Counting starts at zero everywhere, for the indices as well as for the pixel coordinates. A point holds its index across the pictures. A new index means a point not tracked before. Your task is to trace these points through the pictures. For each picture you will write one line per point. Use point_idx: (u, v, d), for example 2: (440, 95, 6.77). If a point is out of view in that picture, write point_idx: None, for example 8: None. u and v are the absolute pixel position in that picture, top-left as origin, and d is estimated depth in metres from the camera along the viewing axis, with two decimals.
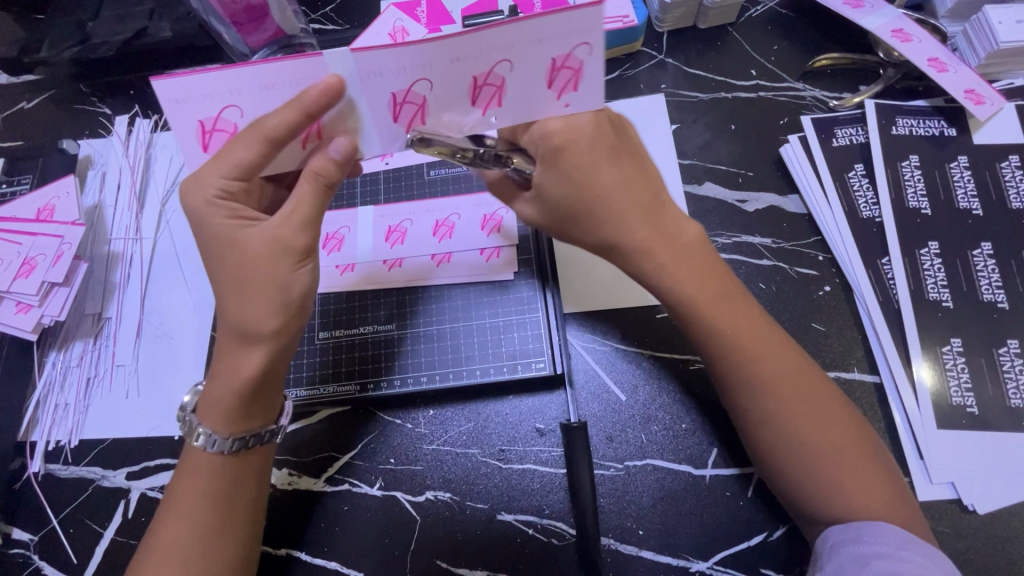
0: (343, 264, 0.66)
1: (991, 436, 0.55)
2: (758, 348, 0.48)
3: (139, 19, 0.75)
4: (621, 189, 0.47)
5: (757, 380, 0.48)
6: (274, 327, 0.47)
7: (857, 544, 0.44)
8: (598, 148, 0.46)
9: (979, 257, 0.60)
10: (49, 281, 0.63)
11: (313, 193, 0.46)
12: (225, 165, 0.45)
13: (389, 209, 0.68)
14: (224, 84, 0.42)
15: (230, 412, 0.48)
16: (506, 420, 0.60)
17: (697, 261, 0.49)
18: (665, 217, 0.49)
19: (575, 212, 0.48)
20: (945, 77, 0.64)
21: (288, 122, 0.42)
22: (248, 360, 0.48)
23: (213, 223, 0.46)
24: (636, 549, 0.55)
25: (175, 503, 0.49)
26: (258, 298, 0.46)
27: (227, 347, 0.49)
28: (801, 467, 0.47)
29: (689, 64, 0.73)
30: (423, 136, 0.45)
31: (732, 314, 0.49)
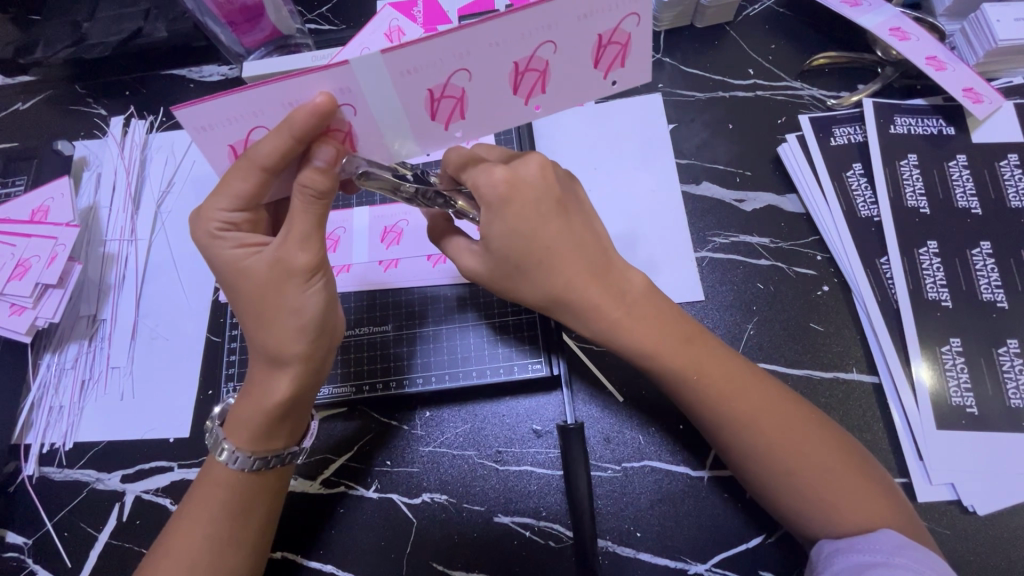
0: (339, 265, 0.65)
1: (990, 437, 0.54)
2: (730, 388, 0.48)
3: (135, 20, 0.75)
4: (567, 241, 0.48)
5: (732, 421, 0.48)
6: (299, 351, 0.47)
7: (851, 552, 0.44)
8: (544, 201, 0.48)
9: (978, 257, 0.60)
10: (43, 283, 0.62)
11: (303, 208, 0.45)
12: (224, 198, 0.46)
13: (385, 210, 0.67)
14: (244, 108, 0.43)
15: (252, 432, 0.48)
16: (503, 421, 0.60)
17: (649, 310, 0.50)
18: (614, 270, 0.50)
19: (521, 264, 0.48)
20: (944, 76, 0.64)
21: (276, 148, 0.43)
22: (276, 383, 0.48)
23: (218, 251, 0.47)
24: (634, 551, 0.55)
25: (191, 512, 0.49)
26: (271, 317, 0.47)
27: (259, 367, 0.49)
28: (793, 494, 0.47)
29: (687, 63, 0.73)
30: (365, 172, 0.46)
31: (699, 357, 0.49)
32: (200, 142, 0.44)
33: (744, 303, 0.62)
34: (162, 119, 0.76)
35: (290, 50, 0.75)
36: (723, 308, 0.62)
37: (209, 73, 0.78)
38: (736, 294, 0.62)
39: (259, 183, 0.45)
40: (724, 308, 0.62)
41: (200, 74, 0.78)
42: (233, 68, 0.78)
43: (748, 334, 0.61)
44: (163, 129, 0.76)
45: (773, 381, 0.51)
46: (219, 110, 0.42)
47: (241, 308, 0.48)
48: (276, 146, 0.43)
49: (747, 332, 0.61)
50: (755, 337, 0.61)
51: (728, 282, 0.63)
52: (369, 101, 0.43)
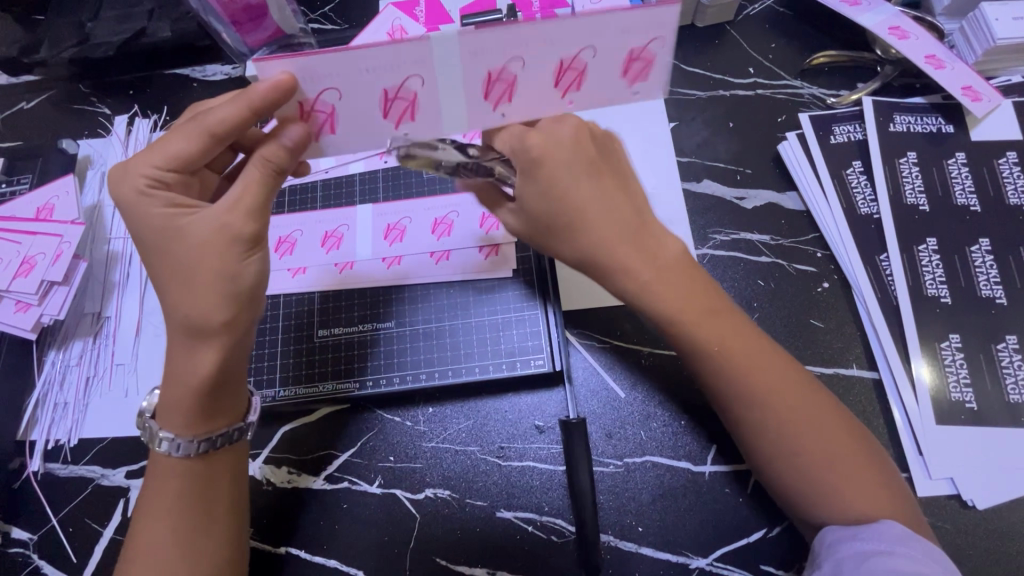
0: (343, 262, 0.66)
1: (990, 431, 0.55)
2: (748, 363, 0.48)
3: (139, 20, 0.75)
4: (602, 203, 0.48)
5: (748, 395, 0.48)
6: (223, 322, 0.46)
7: (853, 542, 0.44)
8: (577, 162, 0.47)
9: (977, 253, 0.60)
10: (49, 280, 0.63)
11: (261, 180, 0.46)
12: (157, 155, 0.46)
13: (388, 207, 0.68)
14: (322, 67, 0.42)
15: (188, 413, 0.48)
16: (505, 417, 0.61)
17: (680, 276, 0.48)
18: (648, 236, 0.49)
19: (553, 225, 0.48)
20: (942, 74, 0.64)
21: (237, 116, 0.44)
22: (201, 360, 0.47)
23: (148, 211, 0.46)
24: (636, 546, 0.55)
25: (151, 506, 0.49)
26: (200, 286, 0.45)
27: (176, 340, 0.48)
28: (798, 479, 0.47)
29: (687, 62, 0.73)
30: (409, 152, 0.47)
31: (725, 331, 0.49)
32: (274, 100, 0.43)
33: (745, 300, 0.63)
34: (165, 118, 0.76)
35: (293, 50, 0.76)
36: None
37: (212, 72, 0.78)
38: (737, 291, 0.63)
39: (202, 148, 0.46)
40: None
41: (203, 74, 0.79)
42: (236, 68, 0.78)
43: None
44: (166, 128, 0.76)
45: (794, 363, 0.50)
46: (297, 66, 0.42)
47: (164, 282, 0.47)
48: (236, 116, 0.44)
49: None
50: None
51: (729, 279, 0.63)
52: (349, 88, 0.43)
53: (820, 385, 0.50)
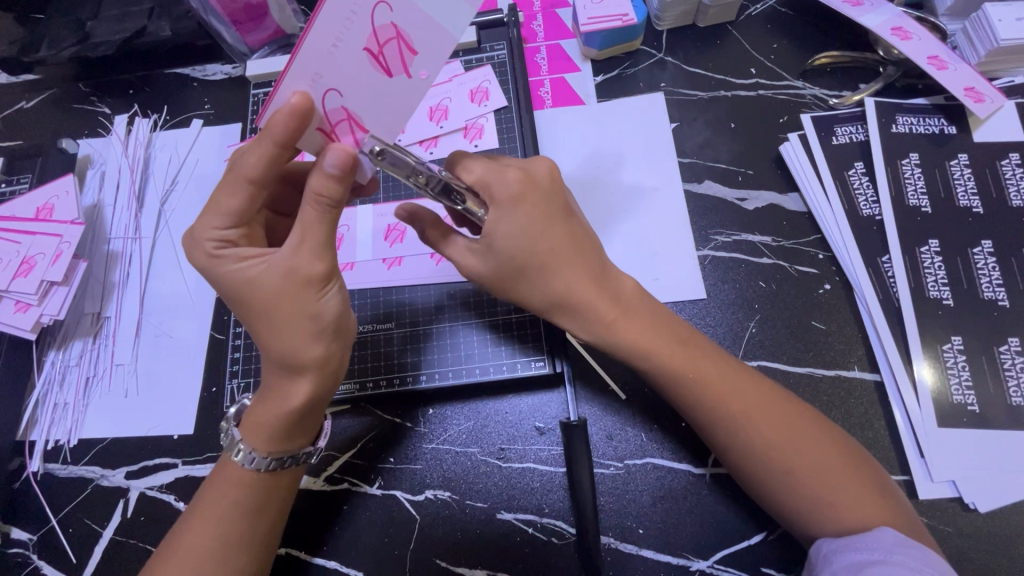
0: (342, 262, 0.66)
1: (991, 434, 0.55)
2: (719, 377, 0.49)
3: (139, 19, 0.75)
4: (571, 245, 0.50)
5: (724, 416, 0.48)
6: (318, 356, 0.47)
7: (848, 551, 0.44)
8: (552, 204, 0.50)
9: (979, 255, 0.60)
10: (48, 280, 0.63)
11: (318, 215, 0.45)
12: (217, 215, 0.47)
13: (388, 208, 0.68)
14: (304, 79, 0.40)
15: (270, 435, 0.49)
16: (506, 419, 0.60)
17: (640, 312, 0.52)
18: (610, 275, 0.52)
19: (524, 267, 0.50)
20: (946, 75, 0.64)
21: (262, 157, 0.44)
22: (297, 389, 0.48)
23: (221, 269, 0.47)
24: (636, 548, 0.55)
25: (205, 508, 0.49)
26: (289, 324, 0.46)
27: (272, 373, 0.49)
28: (785, 490, 0.47)
29: (688, 63, 0.73)
30: (384, 150, 0.43)
31: (691, 358, 0.50)
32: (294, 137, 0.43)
33: (746, 302, 0.62)
34: (165, 118, 0.76)
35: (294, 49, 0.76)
36: (726, 306, 0.62)
37: (212, 71, 0.78)
38: (737, 293, 0.63)
39: (251, 197, 0.46)
40: (725, 306, 0.62)
41: (203, 73, 0.78)
42: (236, 67, 0.78)
43: (750, 332, 0.61)
44: (166, 128, 0.76)
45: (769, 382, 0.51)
46: (283, 93, 0.41)
47: (251, 318, 0.48)
48: (262, 154, 0.44)
49: (750, 330, 0.61)
50: (758, 335, 0.61)
51: (730, 281, 0.63)
52: (353, 80, 0.40)
53: (802, 400, 0.51)
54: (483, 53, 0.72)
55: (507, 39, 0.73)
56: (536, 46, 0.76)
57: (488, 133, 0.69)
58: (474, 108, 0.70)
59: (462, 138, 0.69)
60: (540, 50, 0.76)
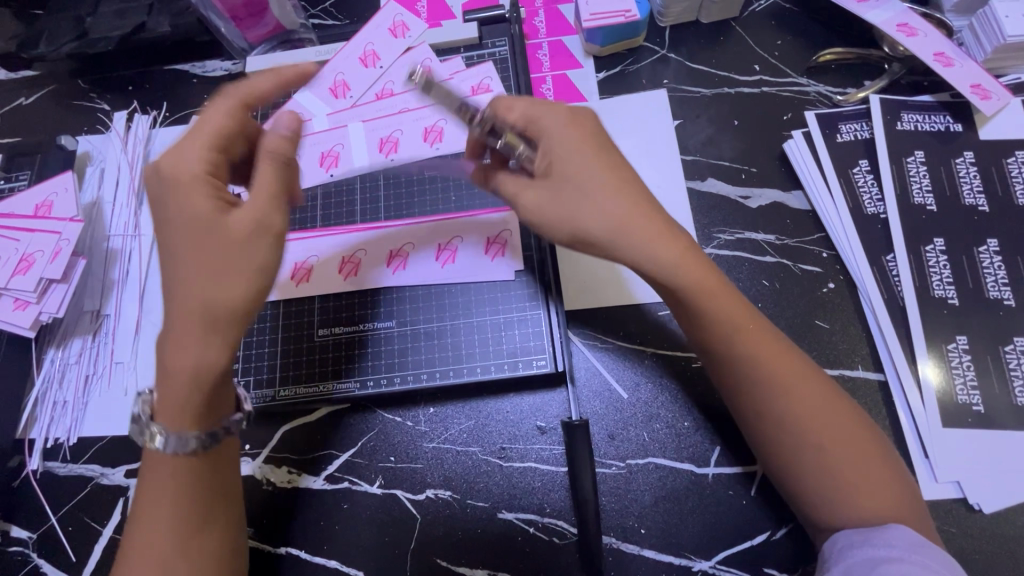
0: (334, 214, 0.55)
1: (997, 434, 0.54)
2: (742, 322, 0.48)
3: (138, 14, 0.74)
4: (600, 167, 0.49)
5: (751, 359, 0.48)
6: (231, 305, 0.44)
7: (867, 546, 0.44)
8: (577, 139, 0.50)
9: (985, 254, 0.59)
10: (47, 278, 0.63)
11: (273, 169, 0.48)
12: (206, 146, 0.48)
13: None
14: (356, 71, 0.71)
15: (201, 401, 0.46)
16: (507, 418, 0.60)
17: (702, 260, 0.48)
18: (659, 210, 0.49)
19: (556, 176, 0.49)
20: (951, 72, 0.63)
21: (201, 151, 0.47)
22: (204, 351, 0.44)
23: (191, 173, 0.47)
24: (638, 548, 0.55)
25: (149, 515, 0.47)
26: (212, 265, 0.44)
27: (180, 320, 0.44)
28: (817, 475, 0.46)
29: (691, 59, 0.72)
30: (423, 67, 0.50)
31: (725, 298, 0.48)
32: (316, 80, 0.71)
33: (749, 300, 0.62)
34: (164, 114, 0.76)
35: (293, 45, 0.75)
36: None
37: (212, 68, 0.78)
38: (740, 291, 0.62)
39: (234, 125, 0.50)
40: None
41: (203, 70, 0.78)
42: (236, 62, 0.77)
43: None
44: (166, 124, 0.75)
45: (814, 365, 0.49)
46: (355, 66, 0.71)
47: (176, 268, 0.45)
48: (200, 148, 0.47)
49: None
50: None
51: (734, 279, 0.63)
52: (411, 69, 0.70)
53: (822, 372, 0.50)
54: (484, 50, 0.72)
55: (507, 35, 0.73)
56: (538, 42, 0.75)
57: None
58: (475, 101, 0.68)
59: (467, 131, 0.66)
60: (542, 46, 0.75)
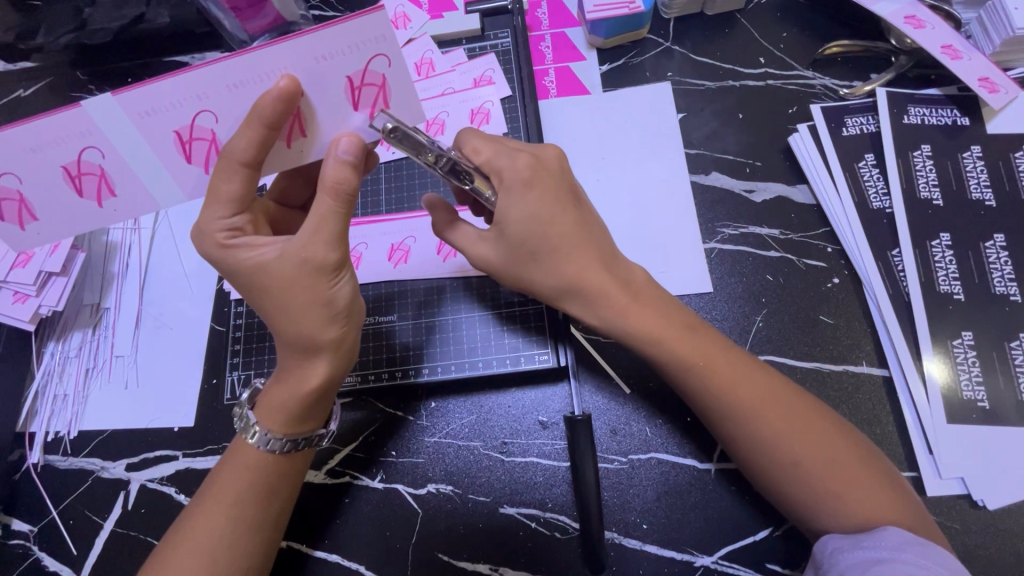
0: (20, 213, 0.46)
1: (1001, 430, 0.54)
2: (699, 355, 0.50)
3: (137, 5, 0.73)
4: (578, 230, 0.52)
5: (711, 390, 0.49)
6: (331, 337, 0.47)
7: (856, 550, 0.43)
8: (562, 187, 0.53)
9: (991, 249, 0.59)
10: (47, 271, 0.62)
11: (336, 206, 0.44)
12: (220, 205, 0.46)
13: (141, 94, 0.41)
14: None
15: (288, 414, 0.48)
16: (509, 413, 0.60)
17: (652, 299, 0.53)
18: (618, 262, 0.53)
19: (537, 249, 0.51)
20: (959, 65, 0.63)
21: (250, 141, 0.42)
22: (311, 371, 0.48)
23: (236, 259, 0.46)
24: (640, 543, 0.55)
25: (211, 505, 0.48)
26: (303, 311, 0.46)
27: (286, 356, 0.49)
28: (812, 474, 0.46)
29: (696, 52, 0.71)
30: (397, 127, 0.44)
31: (697, 343, 0.51)
32: None
33: (753, 295, 0.62)
34: None
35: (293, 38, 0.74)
36: (732, 299, 0.62)
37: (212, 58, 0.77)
38: (744, 286, 0.62)
39: (247, 180, 0.45)
40: (732, 300, 0.62)
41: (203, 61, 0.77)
42: None
43: (756, 327, 0.60)
44: None
45: (791, 385, 0.50)
46: None
47: (264, 308, 0.47)
48: (251, 139, 0.42)
49: (757, 324, 0.60)
50: (765, 329, 0.60)
51: (737, 275, 0.62)
52: (412, 60, 0.71)
53: (804, 392, 0.51)
54: (486, 41, 0.71)
55: (510, 27, 0.72)
56: (541, 34, 0.75)
57: (495, 119, 0.67)
58: (477, 93, 0.69)
59: (468, 123, 0.68)
60: (545, 38, 0.74)
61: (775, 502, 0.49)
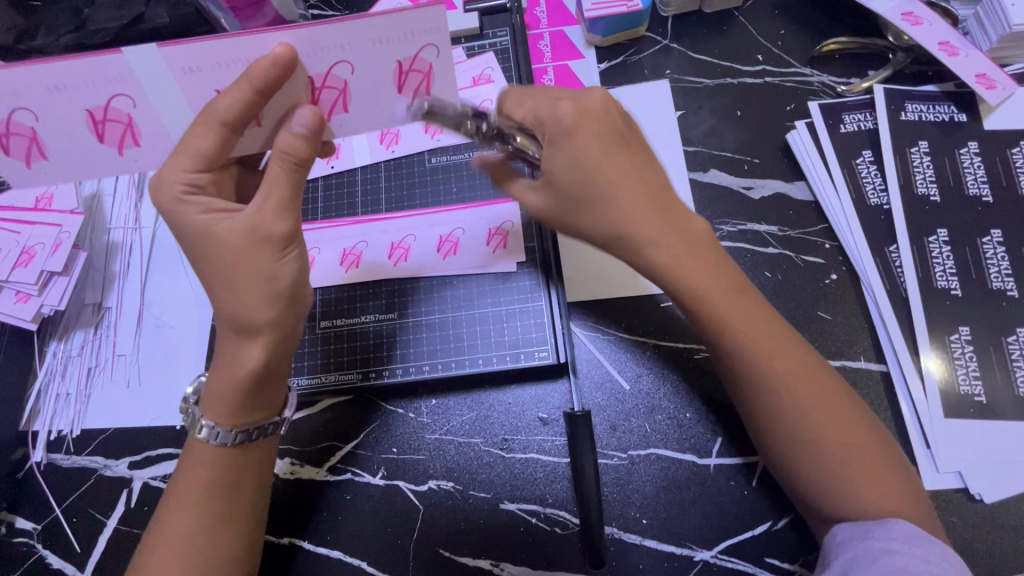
0: (29, 150, 0.46)
1: (998, 424, 0.54)
2: (742, 317, 0.48)
3: (136, 5, 0.73)
4: (630, 173, 0.49)
5: (752, 349, 0.47)
6: (270, 318, 0.46)
7: (866, 540, 0.44)
8: (608, 132, 0.49)
9: (988, 245, 0.59)
10: (48, 270, 0.63)
11: (283, 172, 0.45)
12: (187, 158, 0.45)
13: (189, 50, 0.42)
14: None
15: (230, 401, 0.48)
16: (509, 409, 0.60)
17: (707, 252, 0.49)
18: (675, 209, 0.50)
19: (582, 198, 0.49)
20: (957, 62, 0.63)
21: (237, 101, 0.42)
22: (249, 354, 0.47)
23: (186, 217, 0.45)
24: (640, 538, 0.55)
25: (179, 490, 0.49)
26: (243, 286, 0.45)
27: (228, 342, 0.48)
28: (834, 455, 0.46)
29: (694, 49, 0.72)
30: (434, 107, 0.46)
31: (744, 305, 0.48)
32: None
33: None
34: None
35: None
36: None
37: None
38: None
39: (221, 141, 0.44)
40: None
41: None
42: None
43: None
44: None
45: (821, 359, 0.50)
46: None
47: (207, 278, 0.47)
48: (240, 100, 0.42)
49: None
50: None
51: None
52: None
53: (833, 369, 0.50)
54: (485, 39, 0.72)
55: (509, 25, 0.72)
56: (539, 32, 0.75)
57: None
58: (476, 92, 0.69)
59: (467, 122, 0.68)
60: (543, 36, 0.75)
61: (791, 485, 0.49)
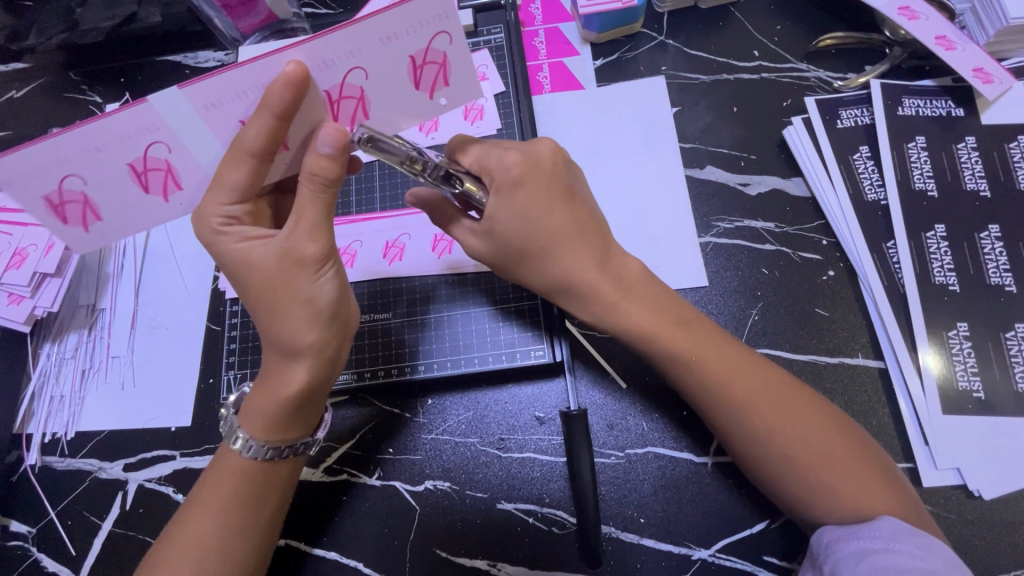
0: (84, 215, 0.45)
1: (997, 420, 0.54)
2: (692, 345, 0.50)
3: (127, 4, 0.73)
4: (571, 224, 0.51)
5: (704, 377, 0.49)
6: (312, 340, 0.47)
7: (852, 540, 0.44)
8: (554, 184, 0.51)
9: (986, 240, 0.59)
10: (41, 272, 0.62)
11: (313, 197, 0.44)
12: (222, 192, 0.45)
13: (210, 86, 0.41)
14: None
15: (270, 420, 0.48)
16: (505, 409, 0.60)
17: (646, 294, 0.52)
18: (614, 257, 0.53)
19: (525, 248, 0.51)
20: (954, 56, 0.62)
21: (262, 132, 0.42)
22: (293, 374, 0.48)
23: (225, 247, 0.46)
24: (637, 537, 0.55)
25: (200, 500, 0.49)
26: (285, 309, 0.46)
27: (272, 358, 0.49)
28: (808, 465, 0.46)
29: (690, 45, 0.71)
30: (373, 137, 0.44)
31: (696, 338, 0.50)
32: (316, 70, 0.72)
33: (748, 289, 0.61)
34: None
35: (286, 35, 0.74)
36: (728, 293, 0.61)
37: (206, 58, 0.76)
38: (740, 280, 0.62)
39: (252, 172, 0.44)
40: (727, 293, 0.62)
41: (196, 60, 0.76)
42: (230, 53, 0.76)
43: (752, 320, 0.60)
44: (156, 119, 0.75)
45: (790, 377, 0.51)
46: None
47: (253, 301, 0.47)
48: (261, 130, 0.41)
49: (752, 318, 0.60)
50: (760, 323, 0.60)
51: (733, 269, 0.62)
52: None
53: (805, 386, 0.51)
54: (480, 37, 0.71)
55: (503, 22, 0.72)
56: (535, 29, 0.75)
57: (489, 115, 0.67)
58: None
59: (462, 119, 0.68)
60: (538, 33, 0.74)
61: (772, 494, 0.49)
